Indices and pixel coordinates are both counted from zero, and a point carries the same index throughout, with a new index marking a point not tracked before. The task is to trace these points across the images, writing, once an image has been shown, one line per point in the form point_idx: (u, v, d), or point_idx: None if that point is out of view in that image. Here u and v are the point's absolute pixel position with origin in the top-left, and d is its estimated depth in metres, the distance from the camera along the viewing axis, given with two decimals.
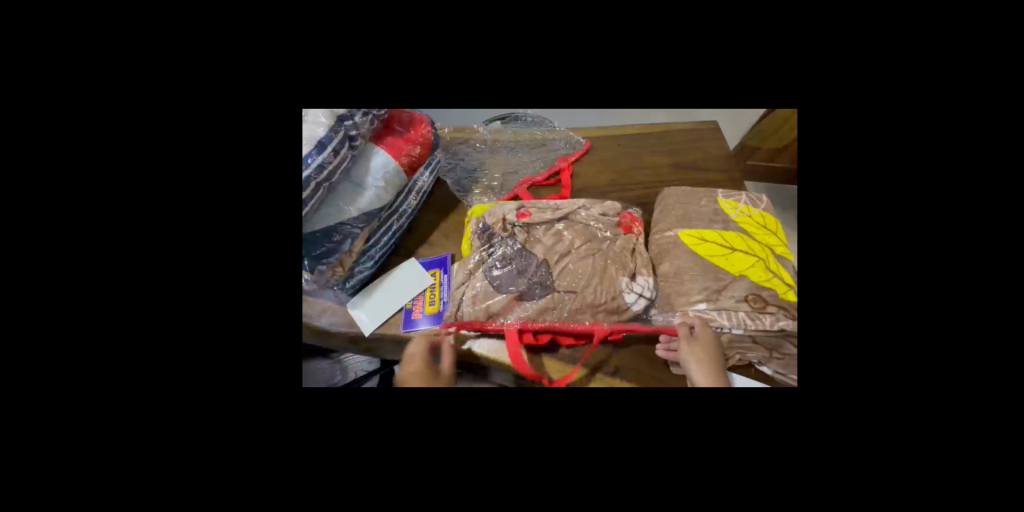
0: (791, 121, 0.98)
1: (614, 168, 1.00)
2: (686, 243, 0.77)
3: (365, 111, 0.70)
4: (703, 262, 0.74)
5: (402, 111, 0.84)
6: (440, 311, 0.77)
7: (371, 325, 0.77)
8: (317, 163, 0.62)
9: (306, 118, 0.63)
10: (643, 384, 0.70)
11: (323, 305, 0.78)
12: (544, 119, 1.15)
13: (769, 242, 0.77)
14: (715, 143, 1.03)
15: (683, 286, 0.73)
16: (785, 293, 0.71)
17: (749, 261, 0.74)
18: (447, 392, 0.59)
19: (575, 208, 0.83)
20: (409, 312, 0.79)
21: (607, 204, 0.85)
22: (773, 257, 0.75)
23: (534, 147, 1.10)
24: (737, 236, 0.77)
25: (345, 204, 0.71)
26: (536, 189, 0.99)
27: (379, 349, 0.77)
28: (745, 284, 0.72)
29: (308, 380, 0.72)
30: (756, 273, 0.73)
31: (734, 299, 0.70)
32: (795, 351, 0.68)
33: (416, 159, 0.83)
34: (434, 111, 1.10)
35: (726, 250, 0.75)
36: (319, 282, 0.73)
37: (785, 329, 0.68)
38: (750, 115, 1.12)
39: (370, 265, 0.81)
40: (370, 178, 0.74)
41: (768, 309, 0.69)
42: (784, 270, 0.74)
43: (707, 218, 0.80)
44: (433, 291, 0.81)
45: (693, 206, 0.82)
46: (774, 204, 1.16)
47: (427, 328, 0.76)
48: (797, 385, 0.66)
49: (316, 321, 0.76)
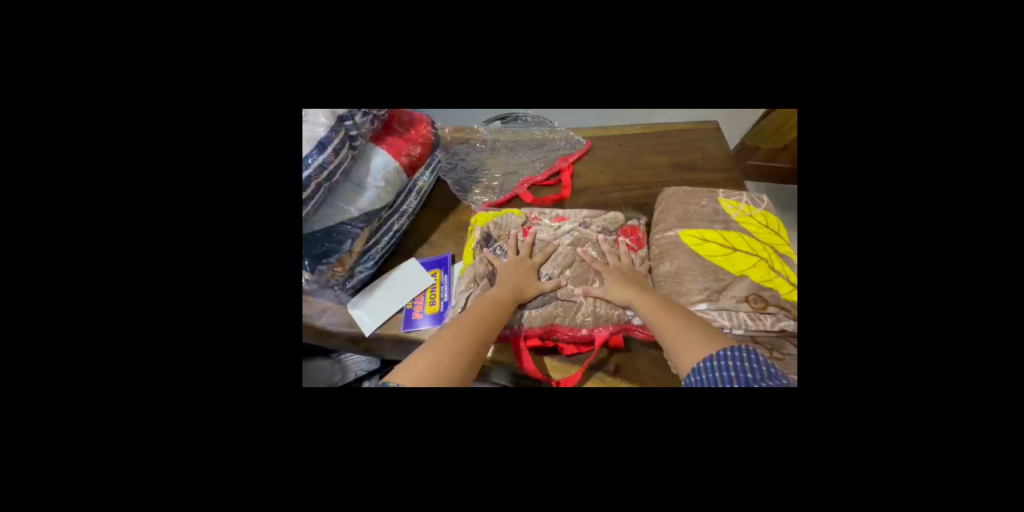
0: (792, 122, 0.98)
1: (614, 168, 1.00)
2: (686, 243, 0.77)
3: (365, 111, 0.70)
4: (703, 262, 0.74)
5: (402, 111, 0.83)
6: (442, 309, 0.78)
7: (371, 325, 0.77)
8: (318, 164, 0.62)
9: (306, 118, 0.63)
10: (642, 384, 0.70)
11: (323, 305, 0.77)
12: (544, 118, 1.15)
13: (770, 242, 0.77)
14: (715, 143, 1.03)
15: (684, 286, 0.73)
16: (786, 293, 0.71)
17: (750, 261, 0.74)
18: None
19: (574, 223, 0.82)
20: (409, 312, 0.79)
21: (608, 215, 0.84)
22: (773, 257, 0.75)
23: (534, 147, 1.10)
24: (738, 236, 0.77)
25: (345, 204, 0.71)
26: (536, 189, 0.99)
27: (379, 349, 0.78)
28: (746, 284, 0.72)
29: (308, 380, 0.72)
30: (757, 273, 0.73)
31: (734, 299, 0.70)
32: (795, 351, 0.67)
33: (416, 159, 0.83)
34: (434, 111, 1.10)
35: (727, 250, 0.75)
36: (319, 282, 0.73)
37: (785, 329, 0.68)
38: (751, 115, 1.12)
39: (370, 266, 0.81)
40: (370, 179, 0.74)
41: (769, 310, 0.69)
42: (785, 269, 0.74)
43: (707, 218, 0.80)
44: (433, 291, 0.81)
45: (694, 206, 0.82)
46: (774, 203, 1.17)
47: (427, 328, 0.76)
48: (797, 385, 0.65)
49: (317, 322, 0.74)
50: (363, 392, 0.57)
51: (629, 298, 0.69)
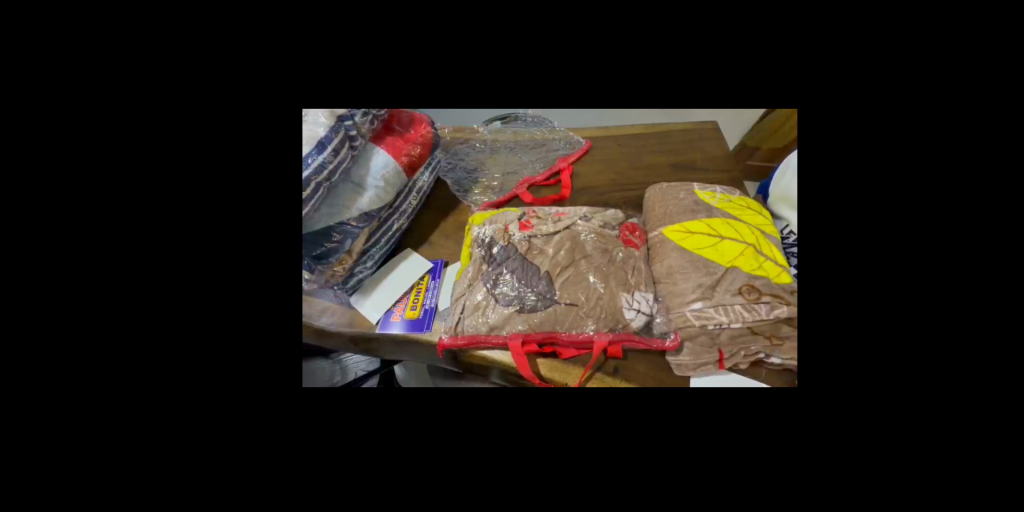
0: (790, 122, 0.98)
1: (613, 168, 1.00)
2: (672, 238, 0.77)
3: (365, 111, 0.70)
4: (692, 256, 0.73)
5: (402, 112, 0.84)
6: (419, 316, 0.77)
7: (352, 319, 0.77)
8: (317, 163, 0.62)
9: (306, 118, 0.63)
10: (643, 384, 0.70)
11: (323, 306, 0.78)
12: (544, 119, 1.16)
13: (756, 229, 0.77)
14: (715, 143, 1.03)
15: (678, 285, 0.73)
16: (776, 278, 0.71)
17: (738, 249, 0.73)
18: (448, 393, 0.58)
19: (574, 218, 0.82)
20: (388, 313, 0.78)
21: (608, 212, 0.85)
22: (759, 242, 0.75)
23: (534, 147, 1.10)
24: (723, 223, 0.77)
25: (345, 205, 0.71)
26: (536, 189, 0.99)
27: (379, 349, 0.76)
28: (739, 275, 0.70)
29: (308, 380, 0.73)
30: (746, 263, 0.72)
31: (728, 292, 0.69)
32: (793, 333, 0.68)
33: (416, 159, 0.83)
34: (434, 112, 1.11)
35: (716, 239, 0.74)
36: (319, 282, 0.73)
37: (781, 316, 0.68)
38: (750, 115, 1.13)
39: (370, 266, 0.81)
40: (370, 179, 0.74)
41: (764, 300, 0.69)
42: (771, 254, 0.74)
43: (689, 210, 0.80)
44: (416, 296, 0.80)
45: (672, 201, 0.82)
46: None
47: (399, 334, 0.76)
48: (796, 367, 0.67)
49: (316, 321, 0.75)
50: (362, 393, 0.57)
51: (619, 310, 0.70)
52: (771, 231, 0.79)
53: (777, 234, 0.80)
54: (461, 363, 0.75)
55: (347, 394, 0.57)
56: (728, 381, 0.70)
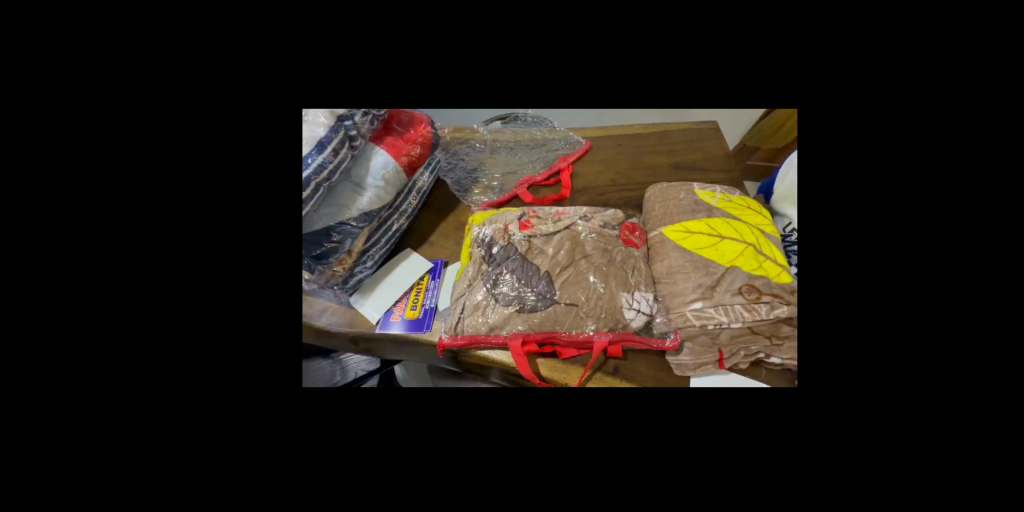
0: (790, 122, 0.98)
1: (613, 168, 1.00)
2: (672, 238, 0.77)
3: (365, 111, 0.70)
4: (692, 256, 0.73)
5: (402, 112, 0.84)
6: (419, 316, 0.77)
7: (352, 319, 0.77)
8: (317, 163, 0.62)
9: (306, 118, 0.63)
10: (643, 384, 0.70)
11: (323, 305, 0.78)
12: (544, 119, 1.16)
13: (756, 229, 0.77)
14: (715, 142, 1.03)
15: (678, 285, 0.73)
16: (776, 278, 0.71)
17: (738, 249, 0.73)
18: (448, 393, 0.58)
19: (574, 218, 0.82)
20: (388, 312, 0.78)
21: (608, 212, 0.85)
22: (760, 241, 0.75)
23: (534, 147, 1.10)
24: (723, 223, 0.77)
25: (345, 205, 0.71)
26: (535, 189, 0.99)
27: (379, 349, 0.76)
28: (739, 275, 0.70)
29: (308, 380, 0.73)
30: (746, 262, 0.72)
31: (728, 292, 0.69)
32: (793, 333, 0.68)
33: (416, 159, 0.83)
34: (435, 112, 1.11)
35: (716, 239, 0.74)
36: (319, 282, 0.73)
37: (781, 316, 0.68)
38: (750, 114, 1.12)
39: (370, 266, 0.81)
40: (370, 179, 0.74)
41: (763, 300, 0.69)
42: (771, 254, 0.74)
43: (689, 210, 0.80)
44: (416, 296, 0.80)
45: (672, 201, 0.82)
46: None
47: (399, 333, 0.75)
48: (796, 367, 0.67)
49: (316, 321, 0.75)
50: (362, 393, 0.57)
51: (619, 310, 0.70)
52: (771, 231, 0.78)
53: (778, 234, 0.80)
54: (461, 363, 0.75)
55: (347, 394, 0.57)
56: (728, 381, 0.70)
